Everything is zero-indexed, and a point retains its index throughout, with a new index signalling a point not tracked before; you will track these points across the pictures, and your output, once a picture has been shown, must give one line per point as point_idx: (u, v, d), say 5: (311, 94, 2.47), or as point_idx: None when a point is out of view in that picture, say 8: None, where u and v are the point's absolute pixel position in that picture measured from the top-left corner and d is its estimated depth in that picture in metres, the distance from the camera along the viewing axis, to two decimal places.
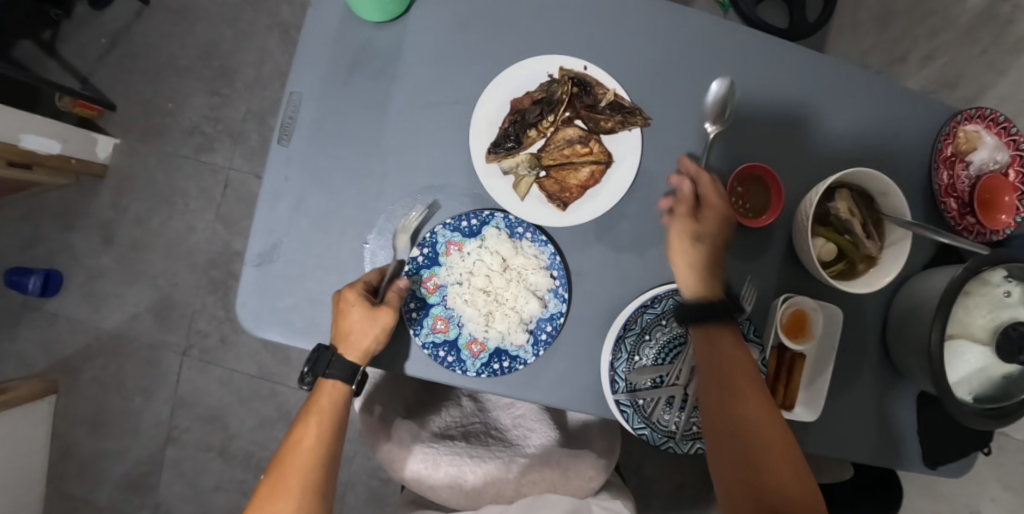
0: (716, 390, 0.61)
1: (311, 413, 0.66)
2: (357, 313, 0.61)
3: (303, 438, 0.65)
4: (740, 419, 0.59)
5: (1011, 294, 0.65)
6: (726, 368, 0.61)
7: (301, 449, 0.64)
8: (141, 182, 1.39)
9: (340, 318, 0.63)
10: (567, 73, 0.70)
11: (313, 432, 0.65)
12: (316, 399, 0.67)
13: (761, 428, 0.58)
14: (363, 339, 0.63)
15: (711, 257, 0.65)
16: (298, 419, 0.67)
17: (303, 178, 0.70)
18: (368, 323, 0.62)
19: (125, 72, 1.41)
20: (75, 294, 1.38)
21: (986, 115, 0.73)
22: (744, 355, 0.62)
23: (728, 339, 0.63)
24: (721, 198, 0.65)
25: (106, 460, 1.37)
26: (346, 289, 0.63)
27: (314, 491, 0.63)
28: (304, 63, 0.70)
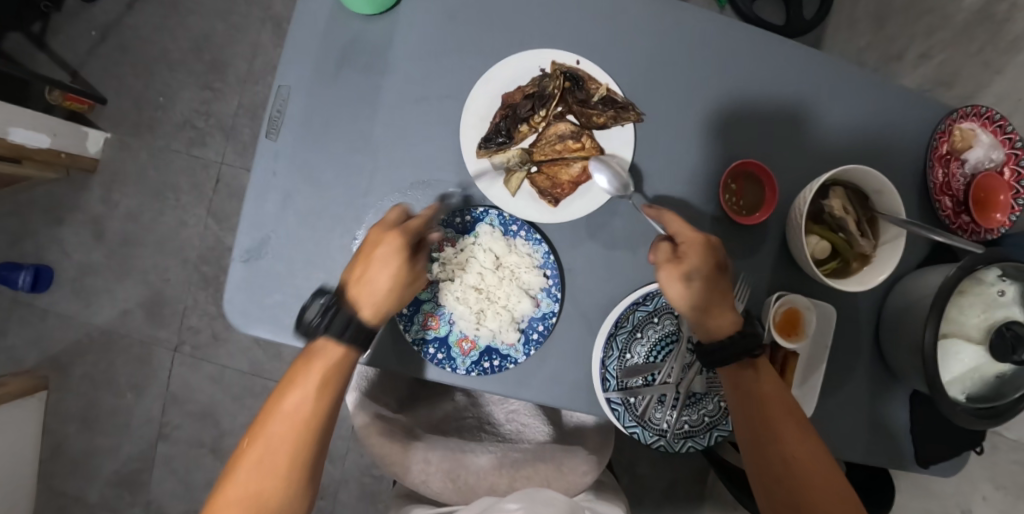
0: (755, 430, 0.61)
1: (305, 381, 0.57)
2: (384, 252, 0.59)
3: (294, 407, 0.57)
4: (784, 463, 0.58)
5: (1005, 293, 0.64)
6: (764, 410, 0.60)
7: (292, 420, 0.56)
8: (132, 176, 1.38)
9: (362, 263, 0.60)
10: (559, 68, 0.70)
11: (308, 402, 0.57)
12: (312, 363, 0.58)
13: (808, 471, 0.58)
14: (383, 289, 0.59)
15: (701, 298, 0.61)
16: (287, 382, 0.58)
17: (292, 172, 0.69)
18: (392, 267, 0.59)
19: (116, 65, 1.39)
20: (66, 290, 1.37)
21: (981, 113, 0.73)
22: (782, 392, 0.61)
23: (762, 376, 0.61)
24: (696, 237, 0.61)
25: (98, 456, 1.36)
26: (375, 231, 0.61)
27: (304, 467, 0.57)
28: (293, 56, 0.69)
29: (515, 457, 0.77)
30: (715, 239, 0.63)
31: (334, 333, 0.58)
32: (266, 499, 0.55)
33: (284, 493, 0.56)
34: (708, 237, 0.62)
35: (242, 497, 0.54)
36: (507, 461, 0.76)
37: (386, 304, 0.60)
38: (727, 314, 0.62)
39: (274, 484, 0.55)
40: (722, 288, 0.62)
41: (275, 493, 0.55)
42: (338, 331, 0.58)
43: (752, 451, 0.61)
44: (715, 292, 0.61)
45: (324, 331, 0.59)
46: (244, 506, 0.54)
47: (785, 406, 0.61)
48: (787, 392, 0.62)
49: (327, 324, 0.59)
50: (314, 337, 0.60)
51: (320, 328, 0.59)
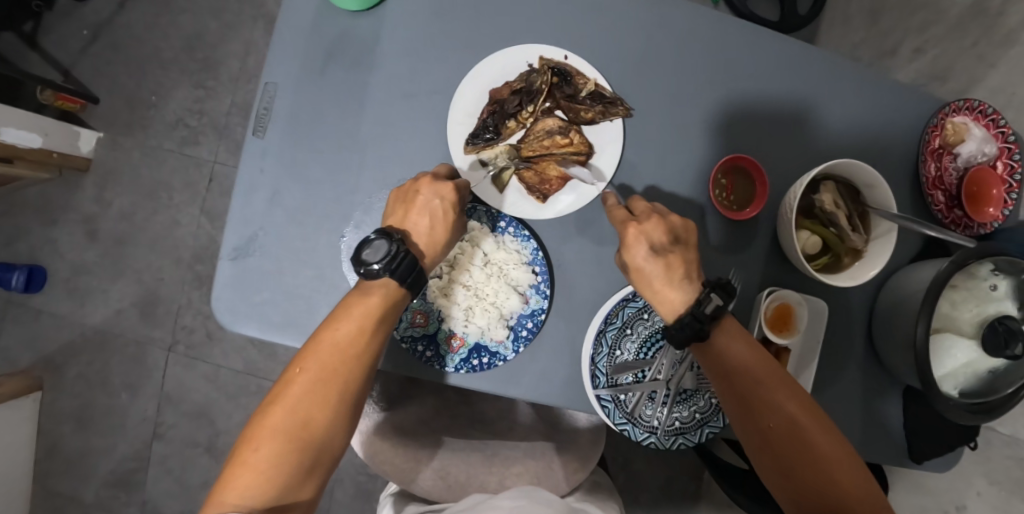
0: (735, 401, 0.59)
1: (359, 312, 0.56)
2: (448, 200, 0.61)
3: (347, 338, 0.55)
4: (768, 430, 0.57)
5: (997, 287, 0.64)
6: (741, 380, 0.58)
7: (344, 351, 0.55)
8: (125, 176, 1.38)
9: (417, 211, 0.60)
10: (547, 63, 0.69)
11: (362, 334, 0.56)
12: (366, 296, 0.57)
13: (795, 433, 0.56)
14: (439, 239, 0.61)
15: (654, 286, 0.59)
16: (339, 312, 0.56)
17: (279, 169, 0.68)
18: (453, 217, 0.62)
19: (108, 64, 1.39)
20: (60, 290, 1.36)
21: (973, 107, 0.72)
22: (758, 355, 0.58)
23: (731, 345, 0.58)
24: (627, 226, 0.60)
25: (92, 456, 1.35)
26: (426, 179, 0.61)
27: (352, 399, 0.56)
28: (279, 53, 0.69)
29: (505, 454, 0.80)
30: (653, 220, 0.59)
31: (400, 277, 0.57)
32: (313, 429, 0.54)
33: (330, 424, 0.55)
34: (640, 222, 0.59)
35: (289, 425, 0.53)
36: (497, 459, 0.79)
37: (438, 254, 0.62)
38: (678, 297, 0.58)
39: (321, 415, 0.54)
40: (670, 271, 0.58)
41: (323, 423, 0.54)
42: (406, 275, 0.57)
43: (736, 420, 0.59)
44: (660, 277, 0.58)
45: (389, 274, 0.56)
46: (292, 433, 0.53)
47: (762, 372, 0.58)
48: (769, 358, 0.59)
49: (395, 267, 0.56)
50: (369, 275, 0.56)
51: (384, 271, 0.56)
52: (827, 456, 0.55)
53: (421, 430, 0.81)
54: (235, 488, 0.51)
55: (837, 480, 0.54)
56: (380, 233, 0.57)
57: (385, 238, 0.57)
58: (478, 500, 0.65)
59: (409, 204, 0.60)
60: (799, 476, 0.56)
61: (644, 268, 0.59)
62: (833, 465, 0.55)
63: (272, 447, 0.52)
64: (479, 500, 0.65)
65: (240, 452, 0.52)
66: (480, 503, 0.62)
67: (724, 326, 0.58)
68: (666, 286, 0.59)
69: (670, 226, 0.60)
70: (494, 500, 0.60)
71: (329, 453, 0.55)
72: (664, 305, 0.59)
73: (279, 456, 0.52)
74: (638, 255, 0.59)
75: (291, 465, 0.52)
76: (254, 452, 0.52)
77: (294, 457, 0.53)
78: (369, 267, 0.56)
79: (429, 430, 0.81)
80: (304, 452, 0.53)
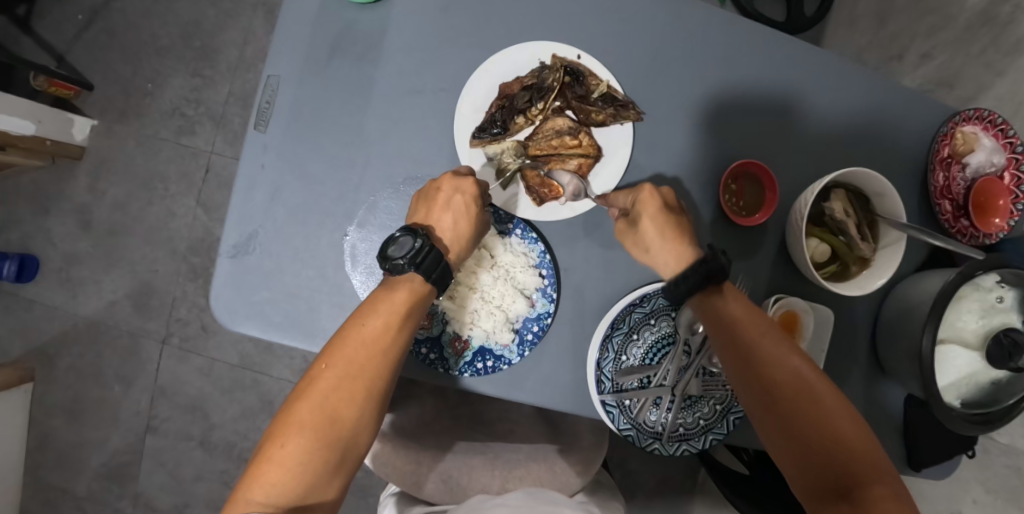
0: (742, 357, 0.56)
1: (387, 307, 0.55)
2: (470, 194, 0.59)
3: (375, 333, 0.54)
4: (777, 389, 0.55)
5: (1004, 299, 0.64)
6: (745, 338, 0.56)
7: (371, 347, 0.54)
8: (120, 165, 1.35)
9: (439, 207, 0.59)
10: (560, 61, 0.68)
11: (390, 329, 0.55)
12: (394, 290, 0.56)
13: (803, 392, 0.54)
14: (463, 233, 0.60)
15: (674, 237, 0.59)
16: (367, 307, 0.56)
17: (281, 165, 0.67)
18: (476, 213, 0.60)
19: (103, 50, 1.36)
20: (52, 280, 1.34)
21: (984, 116, 0.72)
22: (760, 318, 0.58)
23: (733, 303, 0.58)
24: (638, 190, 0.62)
25: (85, 449, 1.34)
26: (447, 175, 0.60)
27: (380, 397, 0.55)
28: (283, 46, 0.67)
29: (507, 457, 0.80)
30: (665, 188, 0.62)
31: (425, 271, 0.56)
32: (340, 424, 0.52)
33: (358, 421, 0.53)
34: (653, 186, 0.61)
35: (315, 419, 0.51)
36: (500, 462, 0.80)
37: (462, 248, 0.61)
38: (686, 252, 0.59)
39: (348, 410, 0.53)
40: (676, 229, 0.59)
41: (349, 421, 0.53)
42: (430, 270, 0.56)
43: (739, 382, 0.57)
44: (670, 231, 0.59)
45: (415, 268, 0.55)
46: (319, 429, 0.51)
47: (764, 330, 0.57)
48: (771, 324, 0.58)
49: (420, 261, 0.55)
50: (394, 270, 0.56)
51: (410, 265, 0.55)
52: (836, 418, 0.53)
53: (421, 430, 0.81)
54: (262, 488, 0.49)
55: (847, 442, 0.52)
56: (405, 229, 0.56)
57: (410, 234, 0.56)
58: (481, 499, 0.64)
59: (431, 202, 0.60)
60: (807, 443, 0.52)
61: (652, 222, 0.59)
62: (842, 427, 0.53)
63: (298, 442, 0.50)
64: (483, 499, 0.65)
65: (266, 450, 0.51)
66: (486, 502, 0.62)
67: (727, 286, 0.59)
68: (673, 243, 0.59)
69: (678, 199, 0.63)
70: (500, 499, 0.60)
71: (356, 451, 0.54)
72: (668, 263, 0.59)
73: (307, 452, 0.50)
74: (650, 209, 0.60)
75: (318, 462, 0.51)
76: (281, 448, 0.50)
77: (322, 454, 0.51)
78: (393, 262, 0.55)
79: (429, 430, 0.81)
80: (330, 450, 0.51)
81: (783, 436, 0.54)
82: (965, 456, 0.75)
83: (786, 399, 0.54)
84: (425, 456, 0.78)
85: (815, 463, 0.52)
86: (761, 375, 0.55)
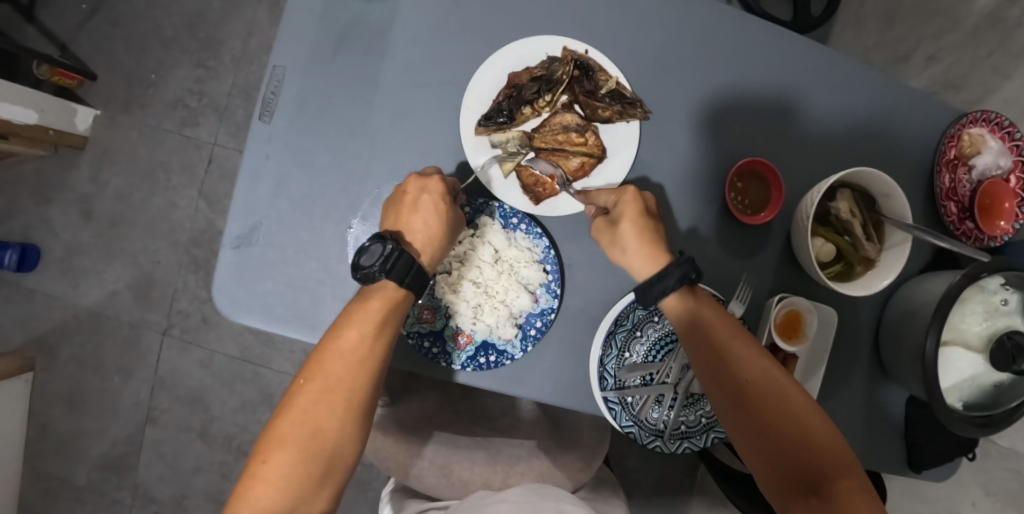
0: (711, 359, 0.58)
1: (360, 318, 0.55)
2: (437, 192, 0.59)
3: (351, 345, 0.54)
4: (746, 390, 0.56)
5: (1008, 301, 0.63)
6: (712, 344, 0.58)
7: (349, 359, 0.54)
8: (123, 155, 1.35)
9: (408, 209, 0.59)
10: (570, 55, 0.67)
11: (365, 340, 0.54)
12: (368, 300, 0.56)
13: (771, 391, 0.55)
14: (436, 233, 0.60)
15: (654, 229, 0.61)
16: (343, 319, 0.56)
17: (286, 156, 0.67)
18: (446, 210, 0.60)
19: (107, 40, 1.35)
20: (54, 270, 1.34)
21: (990, 118, 0.72)
22: (730, 320, 0.59)
23: (702, 303, 0.59)
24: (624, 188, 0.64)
25: (84, 439, 1.34)
26: (412, 177, 0.60)
27: (361, 406, 0.54)
28: (289, 36, 0.67)
29: (509, 452, 0.80)
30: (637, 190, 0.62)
31: (397, 276, 0.56)
32: (323, 437, 0.52)
33: (341, 433, 0.53)
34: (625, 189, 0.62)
35: (296, 434, 0.51)
36: (502, 457, 0.79)
37: (435, 249, 0.61)
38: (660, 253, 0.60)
39: (330, 423, 0.52)
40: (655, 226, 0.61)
41: (333, 433, 0.52)
42: (403, 274, 0.56)
43: (709, 387, 0.58)
44: (645, 232, 0.60)
45: (386, 275, 0.55)
46: (302, 443, 0.51)
47: (733, 332, 0.58)
48: (733, 323, 0.59)
49: (390, 268, 0.55)
50: (366, 278, 0.55)
51: (382, 272, 0.55)
52: (802, 416, 0.54)
53: (422, 423, 0.81)
54: (248, 504, 0.49)
55: (812, 439, 0.53)
56: (373, 237, 0.56)
57: (379, 241, 0.56)
58: (481, 496, 0.64)
59: (399, 206, 0.60)
60: (775, 440, 0.53)
61: (631, 222, 0.60)
62: (807, 424, 0.53)
63: (282, 458, 0.50)
64: (484, 495, 0.64)
65: (250, 467, 0.51)
66: (486, 498, 0.61)
67: (696, 291, 0.60)
68: (647, 244, 0.60)
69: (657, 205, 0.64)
70: (501, 495, 0.60)
71: (342, 462, 0.53)
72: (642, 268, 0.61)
73: (290, 466, 0.50)
74: (628, 209, 0.61)
75: (304, 475, 0.50)
76: (264, 464, 0.50)
77: (307, 467, 0.51)
78: (365, 270, 0.55)
79: (430, 425, 0.81)
80: (315, 463, 0.51)
81: (752, 438, 0.54)
82: (966, 457, 0.75)
83: (754, 400, 0.55)
84: (426, 450, 0.78)
85: (783, 462, 0.52)
86: (728, 377, 0.57)
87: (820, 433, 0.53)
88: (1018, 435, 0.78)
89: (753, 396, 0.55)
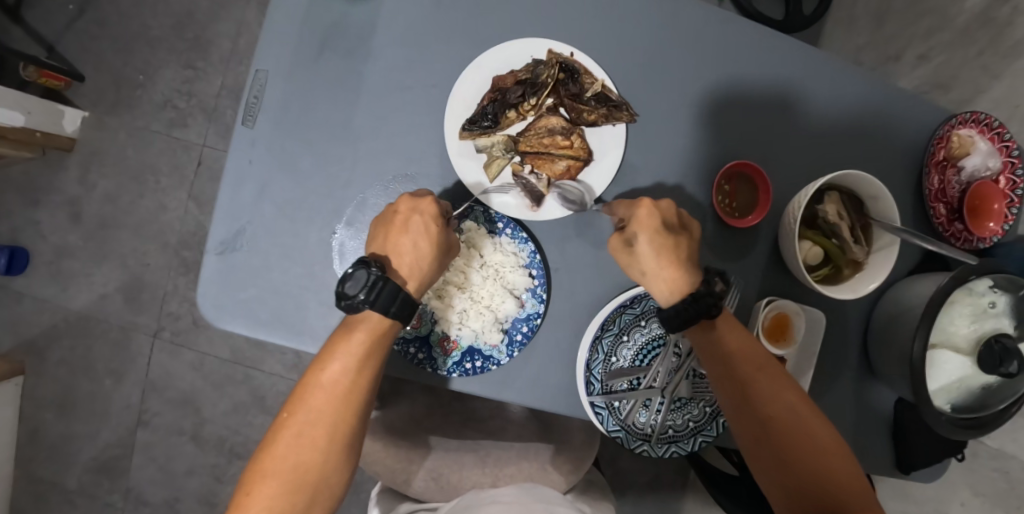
0: (736, 387, 0.57)
1: (343, 351, 0.54)
2: (427, 214, 0.57)
3: (335, 378, 0.53)
4: (769, 419, 0.56)
5: (996, 303, 0.63)
6: (740, 366, 0.57)
7: (333, 392, 0.53)
8: (111, 157, 1.34)
9: (397, 231, 0.57)
10: (556, 57, 0.67)
11: (347, 374, 0.53)
12: (352, 331, 0.54)
13: (794, 422, 0.55)
14: (424, 257, 0.57)
15: (675, 250, 0.58)
16: (327, 350, 0.54)
17: (269, 160, 0.66)
18: (438, 233, 0.58)
19: (94, 41, 1.34)
20: (42, 273, 1.33)
21: (980, 119, 0.71)
22: (755, 348, 0.58)
23: (731, 328, 0.58)
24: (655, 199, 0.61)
25: (75, 443, 1.33)
26: (404, 197, 0.58)
27: (345, 439, 0.53)
28: (272, 39, 0.66)
29: (498, 455, 0.80)
30: (665, 202, 0.60)
31: (381, 307, 0.53)
32: (306, 471, 0.51)
33: (326, 467, 0.52)
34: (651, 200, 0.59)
35: (280, 468, 0.51)
36: (490, 460, 0.79)
37: (423, 273, 0.58)
38: (682, 273, 0.58)
39: (314, 457, 0.52)
40: (674, 246, 0.58)
41: (316, 466, 0.52)
42: (387, 305, 0.53)
43: (731, 413, 0.58)
44: (665, 254, 0.57)
45: (370, 306, 0.53)
46: (286, 478, 0.51)
47: (759, 359, 0.58)
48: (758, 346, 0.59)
49: (375, 298, 0.53)
50: (351, 308, 0.53)
51: (366, 303, 0.53)
52: (824, 448, 0.54)
53: (411, 427, 0.80)
54: None
55: (832, 470, 0.53)
56: (357, 264, 0.53)
57: (362, 267, 0.53)
58: (468, 499, 0.64)
59: (389, 226, 0.58)
60: (794, 468, 0.54)
61: (648, 241, 0.57)
62: (829, 455, 0.54)
63: (266, 491, 0.50)
64: (472, 498, 0.64)
65: (236, 497, 0.51)
66: (475, 501, 0.61)
67: (726, 315, 0.59)
68: (669, 266, 0.58)
69: (677, 211, 0.61)
70: (491, 497, 0.60)
71: (328, 491, 0.53)
72: (661, 284, 0.58)
73: (272, 499, 0.50)
74: (647, 226, 0.57)
75: (286, 508, 0.50)
76: (247, 496, 0.50)
77: (291, 500, 0.51)
78: (350, 299, 0.53)
79: (419, 428, 0.81)
80: (298, 495, 0.51)
81: (772, 467, 0.55)
82: (955, 458, 0.75)
83: (775, 431, 0.55)
84: (414, 454, 0.78)
85: (804, 494, 0.52)
86: (752, 406, 0.56)
87: (842, 466, 0.53)
88: (1007, 436, 0.78)
89: (776, 422, 0.56)
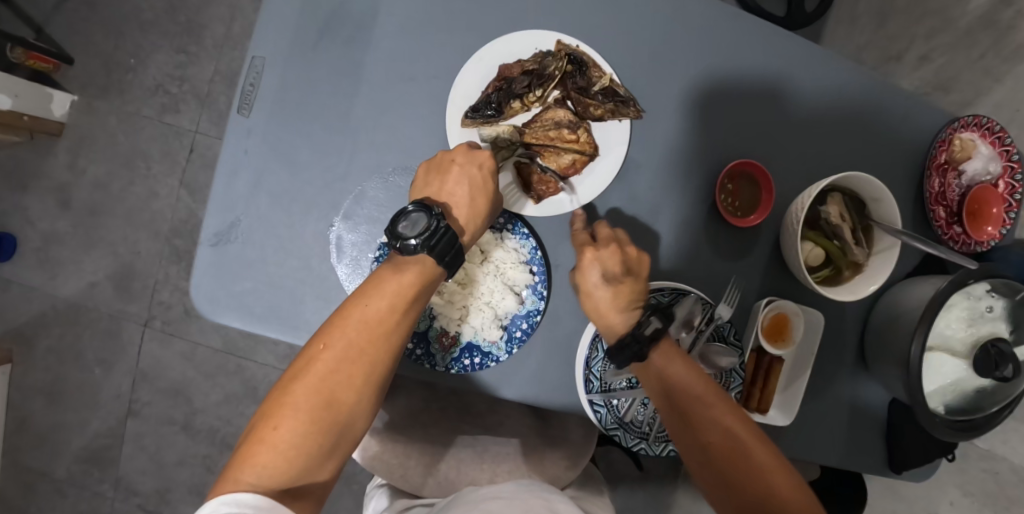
0: (680, 420, 0.57)
1: (393, 288, 0.53)
2: (486, 167, 0.58)
3: (377, 314, 0.52)
4: (710, 445, 0.55)
5: (992, 307, 0.64)
6: (680, 398, 0.56)
7: (369, 328, 0.51)
8: (101, 143, 1.31)
9: (453, 181, 0.58)
10: (565, 49, 0.66)
11: (393, 312, 0.52)
12: (402, 272, 0.54)
13: (740, 449, 0.54)
14: (479, 211, 0.58)
15: (609, 302, 0.57)
16: (369, 286, 0.53)
17: (266, 151, 0.65)
18: (492, 188, 0.59)
19: (83, 23, 1.31)
20: (29, 260, 1.31)
21: (982, 123, 0.72)
22: (699, 377, 0.57)
23: (666, 364, 0.57)
24: (605, 243, 0.60)
25: (63, 432, 1.32)
26: (462, 148, 0.59)
27: (379, 380, 0.52)
28: (268, 24, 0.64)
29: (495, 450, 0.80)
30: (611, 248, 0.59)
31: (438, 254, 0.54)
32: (337, 407, 0.50)
33: (354, 406, 0.51)
34: (598, 249, 0.59)
35: (309, 403, 0.48)
36: (489, 455, 0.79)
37: (478, 226, 0.59)
38: (619, 321, 0.58)
39: (349, 395, 0.50)
40: (613, 299, 0.57)
41: (346, 405, 0.50)
42: (444, 252, 0.54)
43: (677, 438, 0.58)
44: (604, 302, 0.57)
45: (427, 250, 0.53)
46: (313, 412, 0.48)
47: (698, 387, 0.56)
48: (695, 371, 0.57)
49: (433, 244, 0.53)
50: (404, 251, 0.53)
51: (422, 247, 0.53)
52: (770, 471, 0.53)
53: (409, 420, 0.80)
54: (251, 469, 0.46)
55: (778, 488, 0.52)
56: (418, 206, 0.54)
57: (424, 211, 0.54)
58: (465, 494, 0.63)
59: (443, 174, 0.58)
60: (741, 488, 0.53)
61: (590, 290, 0.58)
62: (776, 478, 0.53)
63: (292, 427, 0.47)
64: (469, 492, 0.64)
65: (259, 429, 0.48)
66: (473, 494, 0.61)
67: (661, 349, 0.57)
68: (607, 312, 0.58)
69: (626, 257, 0.59)
70: (489, 491, 0.59)
71: (351, 434, 0.51)
72: (606, 330, 0.59)
73: (301, 434, 0.47)
74: (588, 278, 0.58)
75: (312, 444, 0.48)
76: (275, 431, 0.47)
77: (317, 438, 0.48)
78: (405, 241, 0.53)
79: (416, 422, 0.81)
80: (325, 432, 0.49)
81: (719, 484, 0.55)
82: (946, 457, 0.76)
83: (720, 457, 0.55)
84: (410, 448, 0.78)
85: None
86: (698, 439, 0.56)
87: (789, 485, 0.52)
88: (996, 438, 0.80)
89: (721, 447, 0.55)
